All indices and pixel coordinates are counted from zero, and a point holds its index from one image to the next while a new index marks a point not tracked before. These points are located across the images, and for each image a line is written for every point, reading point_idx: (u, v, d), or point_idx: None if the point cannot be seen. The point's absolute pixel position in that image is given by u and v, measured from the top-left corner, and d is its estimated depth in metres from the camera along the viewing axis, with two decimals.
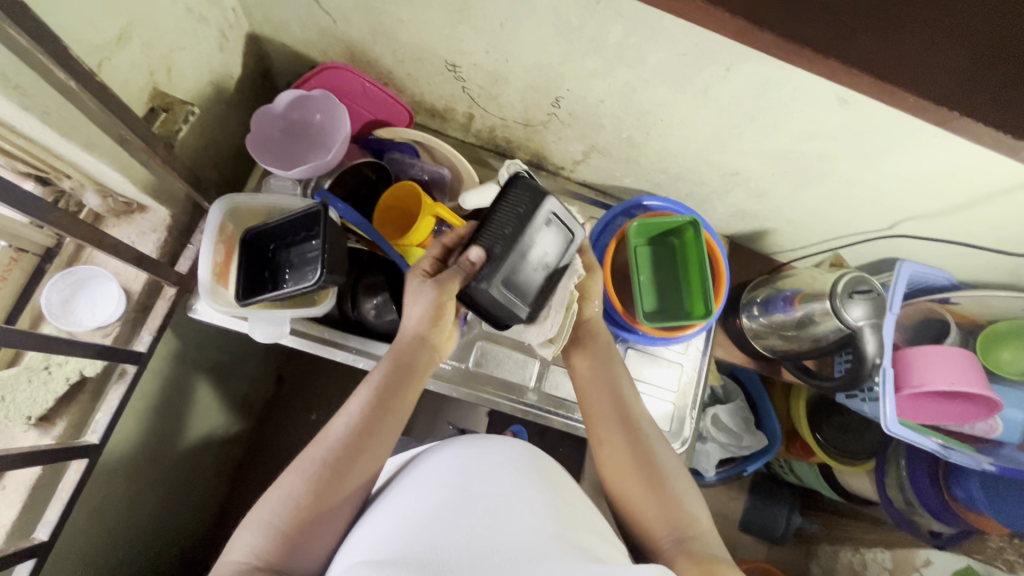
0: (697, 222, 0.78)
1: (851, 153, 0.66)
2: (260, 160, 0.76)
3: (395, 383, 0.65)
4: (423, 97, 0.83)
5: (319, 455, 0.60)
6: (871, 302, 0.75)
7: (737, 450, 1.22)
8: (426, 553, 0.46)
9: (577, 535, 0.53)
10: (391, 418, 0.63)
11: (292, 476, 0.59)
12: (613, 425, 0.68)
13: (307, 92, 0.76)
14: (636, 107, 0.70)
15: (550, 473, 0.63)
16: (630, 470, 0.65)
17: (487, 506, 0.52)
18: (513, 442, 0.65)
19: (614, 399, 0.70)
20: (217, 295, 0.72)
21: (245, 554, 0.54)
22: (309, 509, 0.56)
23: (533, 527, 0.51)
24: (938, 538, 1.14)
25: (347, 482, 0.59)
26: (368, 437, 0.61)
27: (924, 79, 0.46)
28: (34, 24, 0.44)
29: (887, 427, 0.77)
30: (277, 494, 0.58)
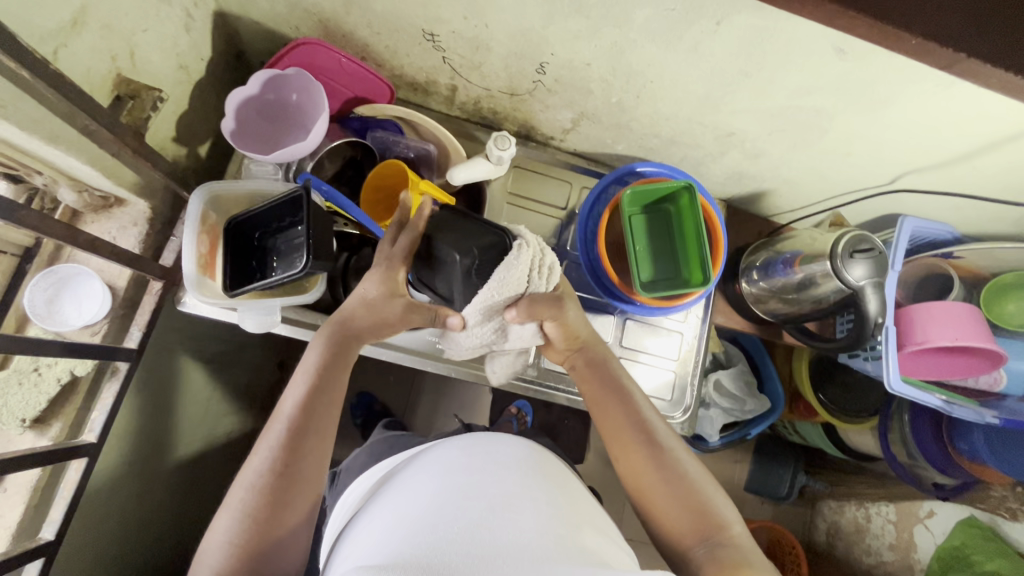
0: (693, 186, 0.76)
1: (851, 106, 0.63)
2: (238, 146, 0.73)
3: (328, 373, 0.64)
4: (403, 71, 0.79)
5: (261, 464, 0.58)
6: (873, 260, 0.73)
7: (739, 414, 1.22)
8: (427, 556, 0.46)
9: (580, 533, 0.54)
10: (325, 408, 0.63)
11: (239, 489, 0.58)
12: (630, 436, 0.66)
13: (281, 71, 0.72)
14: (625, 69, 0.67)
15: (551, 473, 0.63)
16: (653, 479, 0.63)
17: (485, 506, 0.52)
18: (511, 439, 0.66)
19: (631, 415, 0.67)
20: (205, 287, 0.70)
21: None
22: (262, 524, 0.56)
23: (536, 529, 0.51)
24: (941, 490, 1.15)
25: (293, 486, 0.58)
26: (304, 432, 0.60)
27: (933, 17, 0.43)
28: None
29: (889, 386, 0.76)
30: (227, 511, 0.57)
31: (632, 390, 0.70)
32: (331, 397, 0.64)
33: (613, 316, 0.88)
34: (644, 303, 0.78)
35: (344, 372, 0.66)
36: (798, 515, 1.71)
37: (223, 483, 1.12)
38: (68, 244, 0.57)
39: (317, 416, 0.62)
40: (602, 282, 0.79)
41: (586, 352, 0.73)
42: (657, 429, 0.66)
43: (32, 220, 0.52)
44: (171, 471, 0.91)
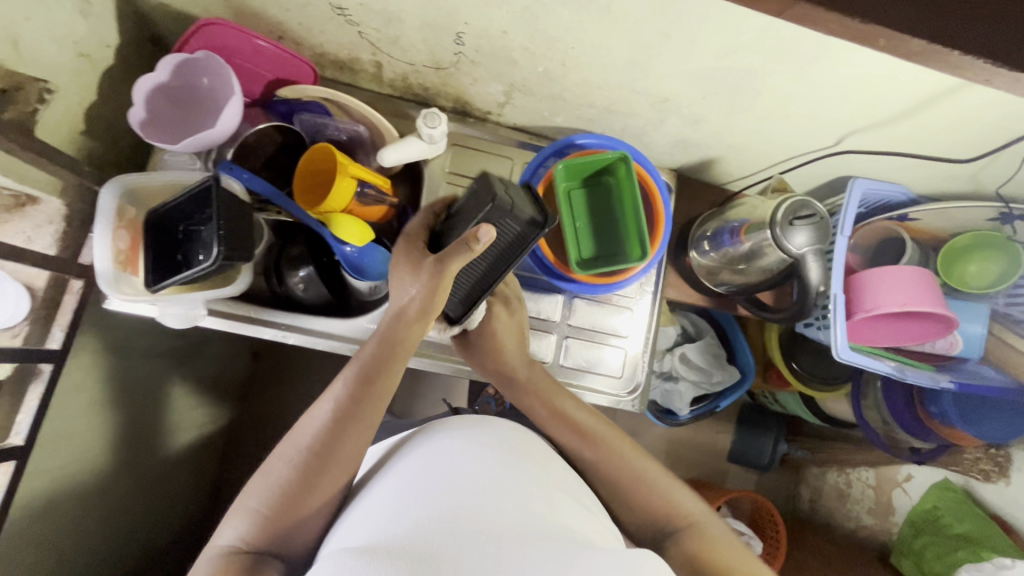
0: (627, 156, 0.72)
1: (779, 64, 0.60)
2: (147, 136, 0.69)
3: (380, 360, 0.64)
4: (323, 49, 0.76)
5: (309, 437, 0.59)
6: (816, 226, 0.70)
7: (709, 386, 1.21)
8: (409, 539, 0.45)
9: (557, 509, 0.54)
10: (375, 397, 0.62)
11: (280, 461, 0.58)
12: (577, 447, 0.70)
13: (190, 56, 0.69)
14: (543, 37, 0.64)
15: (534, 453, 0.63)
16: (611, 483, 0.67)
17: (473, 487, 0.52)
18: (502, 423, 0.65)
19: (572, 426, 0.71)
20: (124, 284, 0.69)
21: (229, 538, 0.55)
22: (293, 496, 0.56)
23: (524, 509, 0.51)
24: (917, 454, 1.13)
25: (330, 466, 0.58)
26: (353, 416, 0.60)
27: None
28: None
29: (837, 354, 0.75)
30: (264, 478, 0.57)
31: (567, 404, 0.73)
32: (383, 387, 0.64)
33: (561, 295, 0.86)
34: (583, 280, 0.76)
35: (396, 366, 0.65)
36: (781, 482, 1.71)
37: (196, 474, 1.13)
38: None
39: (369, 404, 0.62)
40: (538, 260, 0.78)
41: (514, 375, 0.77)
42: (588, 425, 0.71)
43: None
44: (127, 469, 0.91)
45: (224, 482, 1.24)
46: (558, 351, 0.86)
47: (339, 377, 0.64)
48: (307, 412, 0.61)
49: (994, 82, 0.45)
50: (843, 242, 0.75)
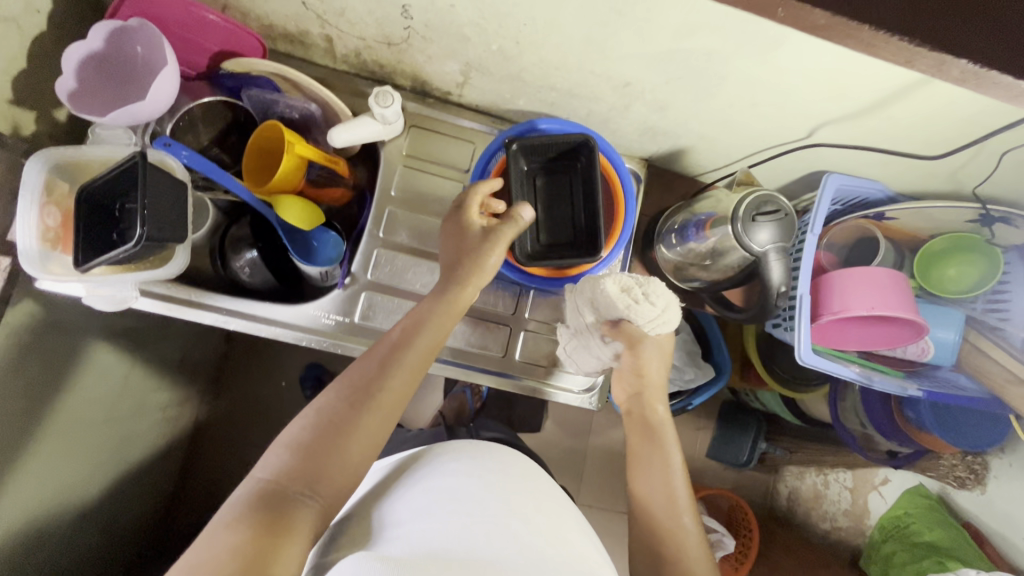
0: (590, 140, 0.69)
1: (740, 47, 0.56)
2: (76, 108, 0.65)
3: (430, 313, 0.65)
4: (270, 20, 0.72)
5: (341, 394, 0.58)
6: (779, 223, 0.66)
7: (683, 385, 1.17)
8: (429, 552, 0.49)
9: (559, 539, 0.57)
10: (421, 351, 0.63)
11: (330, 395, 0.58)
12: (655, 501, 0.68)
13: (124, 24, 0.65)
14: (493, 12, 0.59)
15: (521, 474, 0.64)
16: (654, 547, 0.66)
17: (485, 512, 0.55)
18: (508, 451, 0.67)
19: (663, 486, 0.69)
20: (53, 262, 0.66)
21: (264, 470, 0.52)
22: (334, 432, 0.55)
23: (525, 534, 0.54)
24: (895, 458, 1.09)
25: (371, 409, 0.57)
26: (399, 359, 0.61)
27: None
28: None
29: (801, 358, 0.72)
30: (310, 413, 0.57)
31: (674, 452, 0.71)
32: (417, 362, 0.62)
33: (520, 286, 0.83)
34: (536, 273, 0.73)
35: (444, 327, 0.65)
36: (760, 480, 1.70)
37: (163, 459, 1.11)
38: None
39: (399, 376, 0.60)
40: None
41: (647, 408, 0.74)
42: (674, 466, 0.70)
43: None
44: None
45: (191, 466, 1.22)
46: (515, 344, 0.83)
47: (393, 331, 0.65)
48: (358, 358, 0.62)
49: (934, 71, 0.42)
50: (814, 242, 0.72)
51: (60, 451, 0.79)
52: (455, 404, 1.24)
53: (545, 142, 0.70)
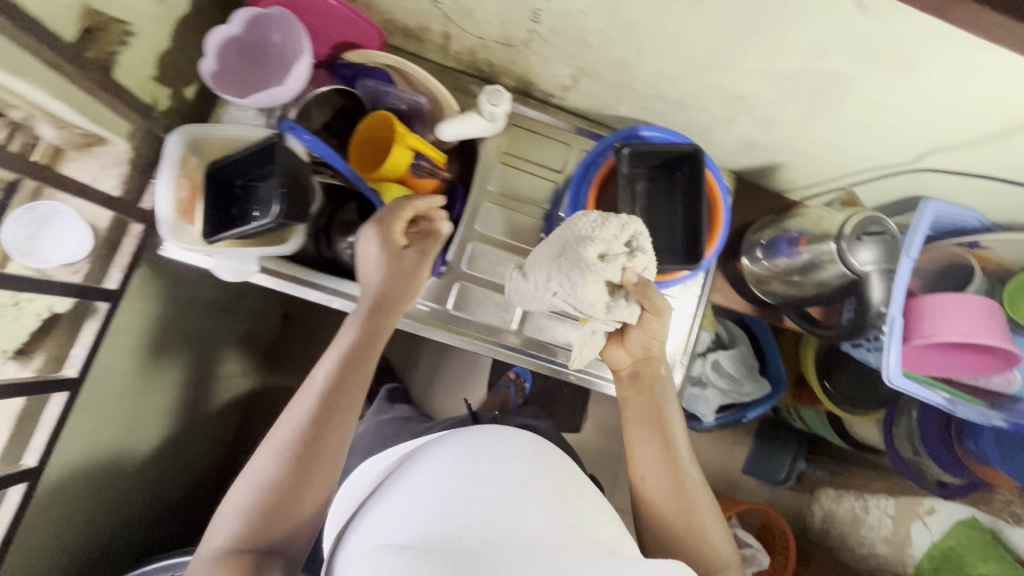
0: (701, 153, 0.70)
1: (870, 69, 0.57)
2: (220, 91, 0.70)
3: (360, 343, 0.66)
4: (394, 16, 0.75)
5: (279, 450, 0.59)
6: (883, 244, 0.67)
7: (737, 397, 1.19)
8: (446, 541, 0.46)
9: (583, 517, 0.55)
10: (358, 379, 0.64)
11: (266, 456, 0.59)
12: (659, 458, 0.70)
13: (264, 11, 0.69)
14: (624, 21, 0.62)
15: (559, 464, 0.62)
16: (666, 495, 0.69)
17: (498, 493, 0.52)
18: (520, 430, 0.65)
19: (660, 439, 0.71)
20: (183, 233, 0.69)
21: (223, 539, 0.55)
22: (283, 490, 0.57)
23: (550, 518, 0.51)
24: (945, 488, 1.11)
25: (317, 459, 0.59)
26: (337, 398, 0.62)
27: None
28: None
29: (889, 380, 0.73)
30: (252, 476, 0.58)
31: (670, 407, 0.73)
32: (354, 394, 0.64)
33: None
34: None
35: (373, 347, 0.67)
36: (793, 499, 1.69)
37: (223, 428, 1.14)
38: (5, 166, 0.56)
39: (342, 415, 0.62)
40: None
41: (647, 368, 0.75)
42: (673, 432, 0.72)
43: None
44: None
45: None
46: None
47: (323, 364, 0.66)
48: (292, 401, 0.63)
49: None
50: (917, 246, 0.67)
51: (139, 409, 0.84)
52: (500, 398, 1.28)
53: (653, 152, 0.72)
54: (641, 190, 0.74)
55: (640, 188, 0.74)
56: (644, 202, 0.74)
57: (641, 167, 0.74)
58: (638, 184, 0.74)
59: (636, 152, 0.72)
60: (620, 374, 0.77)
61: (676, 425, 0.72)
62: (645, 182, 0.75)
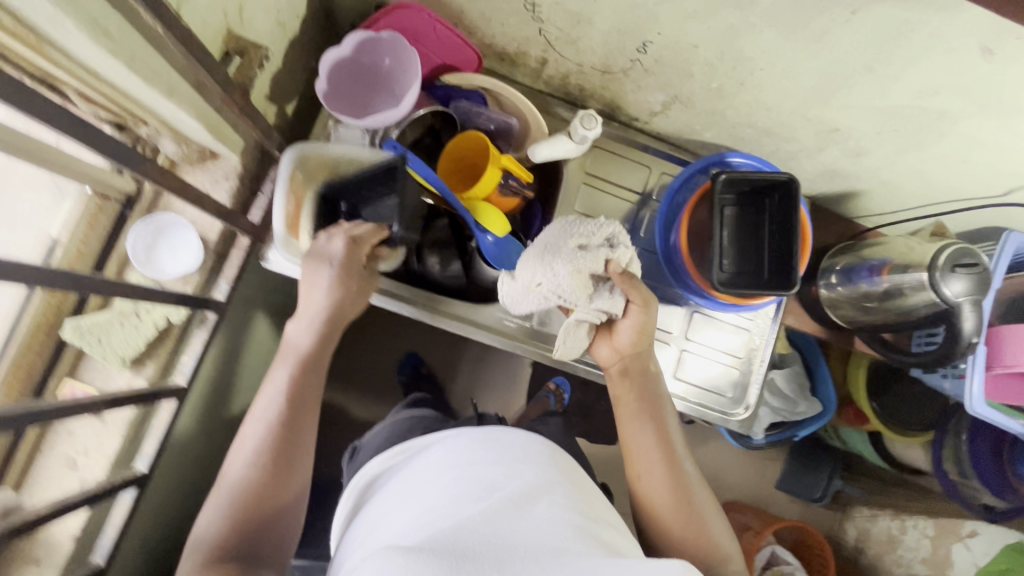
0: (796, 181, 0.72)
1: (982, 109, 0.59)
2: (333, 111, 0.73)
3: (320, 343, 0.68)
4: (494, 40, 0.77)
5: (247, 464, 0.62)
6: (976, 277, 0.68)
7: (791, 415, 1.19)
8: (448, 542, 0.46)
9: (593, 516, 0.53)
10: (314, 377, 0.68)
11: (239, 462, 0.62)
12: (653, 454, 0.71)
13: (376, 34, 0.71)
14: (735, 55, 0.64)
15: (569, 465, 0.61)
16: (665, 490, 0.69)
17: (501, 490, 0.52)
18: (525, 431, 0.61)
19: (657, 436, 0.72)
20: (291, 247, 0.72)
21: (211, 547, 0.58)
22: (257, 492, 0.61)
23: (557, 515, 0.50)
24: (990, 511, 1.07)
25: (284, 456, 0.63)
26: (294, 403, 0.65)
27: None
28: None
29: (971, 408, 0.75)
30: (225, 486, 0.62)
31: (665, 406, 0.74)
32: (312, 398, 0.67)
33: (681, 307, 0.88)
34: (718, 298, 0.78)
35: (329, 343, 0.69)
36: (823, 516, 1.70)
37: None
38: (163, 189, 0.59)
39: (306, 424, 0.66)
40: (679, 274, 0.79)
41: (639, 363, 0.75)
42: (669, 425, 0.73)
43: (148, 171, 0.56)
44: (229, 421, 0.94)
45: None
46: (673, 362, 0.88)
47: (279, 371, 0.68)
48: (253, 407, 0.66)
49: None
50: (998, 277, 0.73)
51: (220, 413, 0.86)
52: (539, 406, 1.26)
53: (747, 179, 0.74)
54: (730, 215, 0.76)
55: (730, 213, 0.76)
56: (734, 227, 0.76)
57: (733, 193, 0.76)
58: (728, 208, 0.76)
59: (732, 179, 0.74)
60: (610, 370, 0.76)
61: (669, 416, 0.74)
62: (735, 207, 0.77)
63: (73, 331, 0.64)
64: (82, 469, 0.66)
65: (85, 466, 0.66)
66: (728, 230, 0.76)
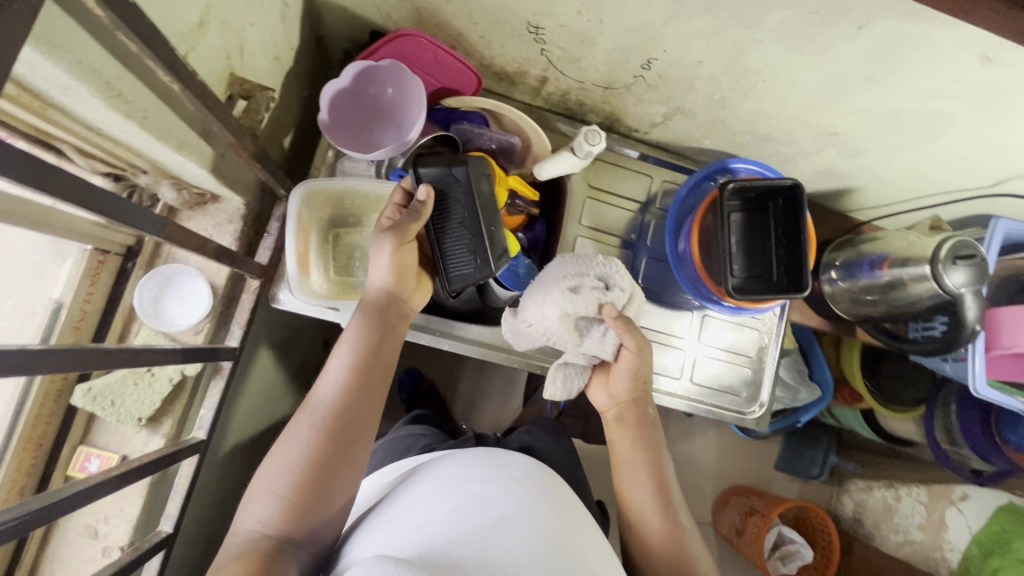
0: (801, 186, 0.73)
1: (979, 110, 0.61)
2: (336, 143, 0.71)
3: (377, 338, 0.64)
4: (493, 61, 0.76)
5: (266, 513, 0.54)
6: (975, 268, 0.71)
7: (792, 403, 1.24)
8: (437, 554, 0.44)
9: (579, 545, 0.51)
10: (377, 373, 0.63)
11: (290, 443, 0.58)
12: (649, 503, 0.69)
13: (376, 63, 0.69)
14: (740, 69, 0.65)
15: (558, 489, 0.60)
16: (660, 545, 0.67)
17: (498, 514, 0.51)
18: (522, 455, 0.64)
19: (654, 487, 0.70)
20: (303, 285, 0.70)
21: (254, 523, 0.54)
22: (311, 474, 0.56)
23: (542, 540, 0.49)
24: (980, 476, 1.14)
25: (346, 441, 0.58)
26: (356, 390, 0.61)
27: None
28: (166, 48, 0.39)
29: (976, 390, 0.79)
30: (274, 463, 0.57)
31: (665, 456, 0.72)
32: (375, 391, 0.62)
33: (691, 312, 0.90)
34: (733, 303, 0.80)
35: (393, 337, 0.66)
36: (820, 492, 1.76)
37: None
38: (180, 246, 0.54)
39: (343, 470, 0.58)
40: (693, 282, 0.81)
41: (638, 407, 0.74)
42: (665, 479, 0.71)
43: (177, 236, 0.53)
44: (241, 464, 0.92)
45: None
46: (688, 367, 0.89)
47: (335, 357, 0.63)
48: (310, 394, 0.61)
49: None
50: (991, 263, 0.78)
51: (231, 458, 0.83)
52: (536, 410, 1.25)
53: (753, 185, 0.75)
54: (738, 221, 0.77)
55: (738, 219, 0.77)
56: (745, 234, 0.77)
57: (741, 200, 0.77)
58: (737, 215, 0.78)
59: (739, 186, 0.75)
60: (607, 417, 0.76)
61: (667, 469, 0.72)
62: (743, 214, 0.78)
63: (85, 397, 0.62)
64: (104, 537, 0.64)
65: (106, 533, 0.64)
66: (738, 236, 0.77)
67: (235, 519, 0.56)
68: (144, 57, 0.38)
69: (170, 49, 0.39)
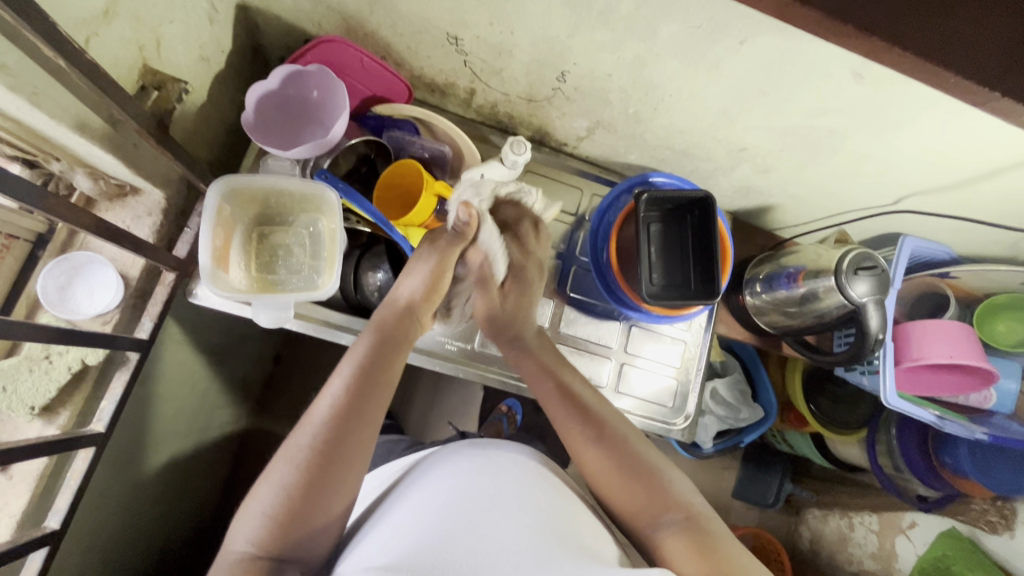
0: (711, 198, 0.76)
1: (864, 126, 0.65)
2: (256, 139, 0.74)
3: (381, 355, 0.65)
4: (423, 72, 0.80)
5: (254, 533, 0.53)
6: (876, 278, 0.74)
7: (734, 423, 1.24)
8: (430, 563, 0.47)
9: (572, 526, 0.57)
10: (378, 390, 0.62)
11: (280, 463, 0.56)
12: (615, 459, 0.64)
13: (302, 68, 0.73)
14: (646, 82, 0.68)
15: (550, 474, 0.65)
16: (642, 493, 0.62)
17: (490, 510, 0.54)
18: (512, 446, 0.66)
19: (615, 440, 0.65)
20: (219, 280, 0.69)
21: (244, 546, 0.52)
22: (304, 496, 0.54)
23: (538, 529, 0.53)
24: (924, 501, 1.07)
25: (339, 463, 0.56)
26: (354, 408, 0.59)
27: (968, 57, 0.45)
28: (45, 24, 0.41)
29: (886, 400, 0.81)
30: (267, 483, 0.55)
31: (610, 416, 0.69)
32: (373, 409, 0.61)
33: (619, 322, 0.91)
34: (651, 311, 0.81)
35: (397, 356, 0.66)
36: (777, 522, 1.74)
37: (208, 474, 1.11)
38: (68, 223, 0.53)
39: (333, 489, 0.55)
40: (613, 290, 0.83)
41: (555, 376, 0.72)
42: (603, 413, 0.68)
43: (64, 211, 0.53)
44: (156, 472, 0.88)
45: (235, 484, 1.21)
46: (616, 377, 0.90)
47: (337, 375, 0.62)
48: (307, 412, 0.60)
49: None
50: (894, 293, 0.80)
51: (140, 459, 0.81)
52: (491, 431, 1.23)
53: (668, 197, 0.78)
54: (657, 230, 0.79)
55: (658, 228, 0.79)
56: (662, 241, 0.80)
57: (659, 210, 0.80)
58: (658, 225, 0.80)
59: (655, 197, 0.77)
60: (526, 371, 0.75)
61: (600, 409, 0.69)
62: (663, 223, 0.80)
63: None
64: None
65: None
66: (655, 244, 0.80)
67: (227, 535, 0.55)
68: (21, 29, 0.40)
69: (48, 23, 0.41)
